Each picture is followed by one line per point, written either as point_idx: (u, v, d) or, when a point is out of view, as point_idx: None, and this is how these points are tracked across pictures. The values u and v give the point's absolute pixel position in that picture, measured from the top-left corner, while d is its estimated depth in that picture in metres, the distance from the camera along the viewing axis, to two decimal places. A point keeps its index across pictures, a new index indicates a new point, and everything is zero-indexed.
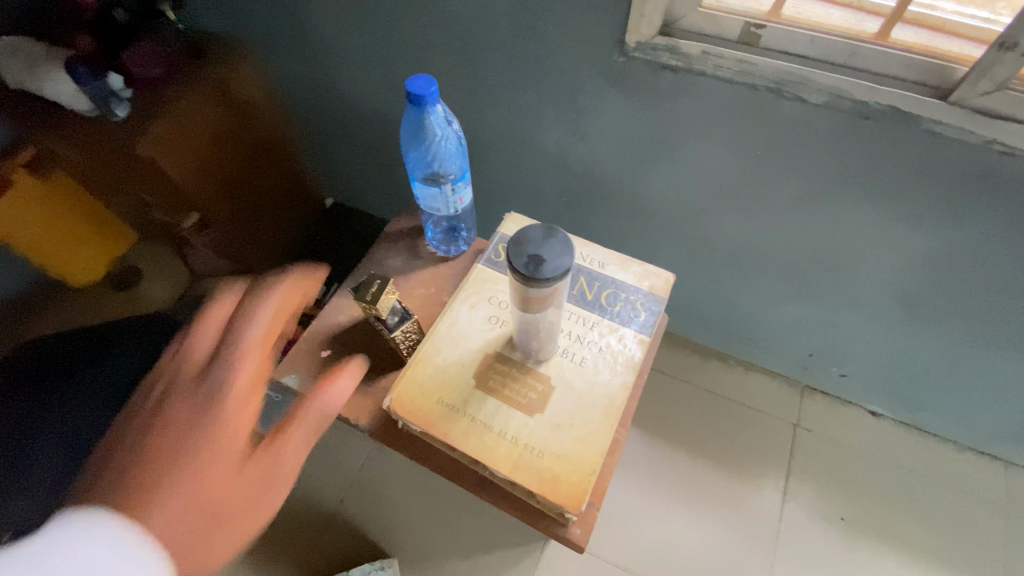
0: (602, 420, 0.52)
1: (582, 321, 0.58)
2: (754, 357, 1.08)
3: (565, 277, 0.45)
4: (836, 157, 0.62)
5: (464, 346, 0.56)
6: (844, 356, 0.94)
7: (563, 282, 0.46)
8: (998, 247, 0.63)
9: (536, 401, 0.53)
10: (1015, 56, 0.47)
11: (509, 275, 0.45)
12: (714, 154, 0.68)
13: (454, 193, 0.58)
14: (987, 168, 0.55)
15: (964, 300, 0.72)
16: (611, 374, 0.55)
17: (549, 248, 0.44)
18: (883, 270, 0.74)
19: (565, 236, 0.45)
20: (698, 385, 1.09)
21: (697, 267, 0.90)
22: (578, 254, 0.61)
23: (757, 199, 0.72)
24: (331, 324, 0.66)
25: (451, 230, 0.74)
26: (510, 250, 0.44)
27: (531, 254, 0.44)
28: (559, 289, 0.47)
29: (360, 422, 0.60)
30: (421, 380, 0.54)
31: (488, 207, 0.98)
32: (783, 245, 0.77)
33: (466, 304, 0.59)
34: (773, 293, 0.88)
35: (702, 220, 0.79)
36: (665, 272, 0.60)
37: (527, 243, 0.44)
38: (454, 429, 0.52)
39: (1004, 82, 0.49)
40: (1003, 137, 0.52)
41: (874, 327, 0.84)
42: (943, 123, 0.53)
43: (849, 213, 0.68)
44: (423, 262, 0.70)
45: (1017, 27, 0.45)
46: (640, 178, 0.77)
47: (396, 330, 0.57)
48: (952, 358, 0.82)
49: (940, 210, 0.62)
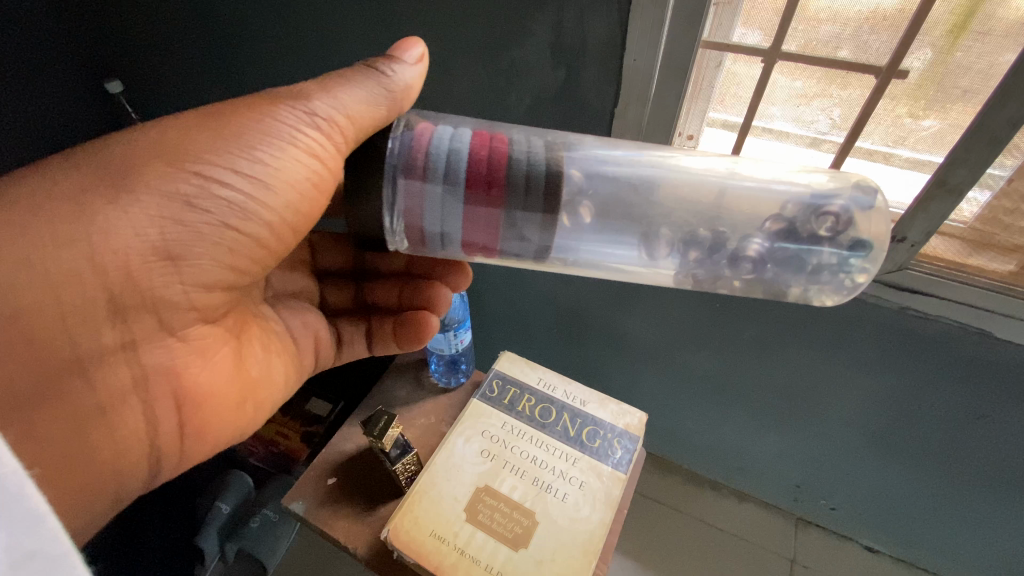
0: (582, 556, 0.57)
1: (566, 456, 0.64)
2: (745, 487, 1.09)
3: (401, 193, 0.44)
4: (784, 313, 0.72)
5: (458, 479, 0.62)
6: (829, 490, 0.97)
7: (418, 192, 0.44)
8: (938, 391, 0.71)
9: (520, 536, 0.58)
10: (905, 246, 0.60)
11: (437, 227, 0.45)
12: (680, 305, 0.79)
13: (457, 336, 0.75)
14: (909, 328, 0.66)
15: (924, 438, 0.78)
16: (591, 509, 0.60)
17: (394, 203, 0.44)
18: (844, 408, 0.81)
19: (389, 173, 0.43)
20: (692, 515, 1.10)
21: (679, 396, 0.97)
22: (562, 393, 0.70)
23: (723, 342, 0.81)
24: (338, 451, 0.71)
25: (453, 363, 0.82)
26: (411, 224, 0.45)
27: (399, 218, 0.45)
28: (421, 192, 0.44)
29: (358, 550, 0.63)
30: (417, 514, 0.59)
31: (485, 339, 1.06)
32: (753, 382, 0.85)
33: (461, 438, 0.66)
34: (750, 425, 0.94)
35: (678, 357, 0.88)
36: (638, 410, 0.69)
37: (402, 215, 0.45)
38: (444, 561, 0.56)
39: (903, 264, 0.61)
40: (913, 305, 0.63)
41: (848, 460, 0.89)
42: (863, 291, 0.65)
43: (805, 359, 0.77)
44: (426, 393, 0.78)
45: (901, 227, 0.58)
46: (621, 319, 0.87)
47: (397, 462, 0.63)
48: (928, 493, 0.86)
49: (879, 359, 0.71)
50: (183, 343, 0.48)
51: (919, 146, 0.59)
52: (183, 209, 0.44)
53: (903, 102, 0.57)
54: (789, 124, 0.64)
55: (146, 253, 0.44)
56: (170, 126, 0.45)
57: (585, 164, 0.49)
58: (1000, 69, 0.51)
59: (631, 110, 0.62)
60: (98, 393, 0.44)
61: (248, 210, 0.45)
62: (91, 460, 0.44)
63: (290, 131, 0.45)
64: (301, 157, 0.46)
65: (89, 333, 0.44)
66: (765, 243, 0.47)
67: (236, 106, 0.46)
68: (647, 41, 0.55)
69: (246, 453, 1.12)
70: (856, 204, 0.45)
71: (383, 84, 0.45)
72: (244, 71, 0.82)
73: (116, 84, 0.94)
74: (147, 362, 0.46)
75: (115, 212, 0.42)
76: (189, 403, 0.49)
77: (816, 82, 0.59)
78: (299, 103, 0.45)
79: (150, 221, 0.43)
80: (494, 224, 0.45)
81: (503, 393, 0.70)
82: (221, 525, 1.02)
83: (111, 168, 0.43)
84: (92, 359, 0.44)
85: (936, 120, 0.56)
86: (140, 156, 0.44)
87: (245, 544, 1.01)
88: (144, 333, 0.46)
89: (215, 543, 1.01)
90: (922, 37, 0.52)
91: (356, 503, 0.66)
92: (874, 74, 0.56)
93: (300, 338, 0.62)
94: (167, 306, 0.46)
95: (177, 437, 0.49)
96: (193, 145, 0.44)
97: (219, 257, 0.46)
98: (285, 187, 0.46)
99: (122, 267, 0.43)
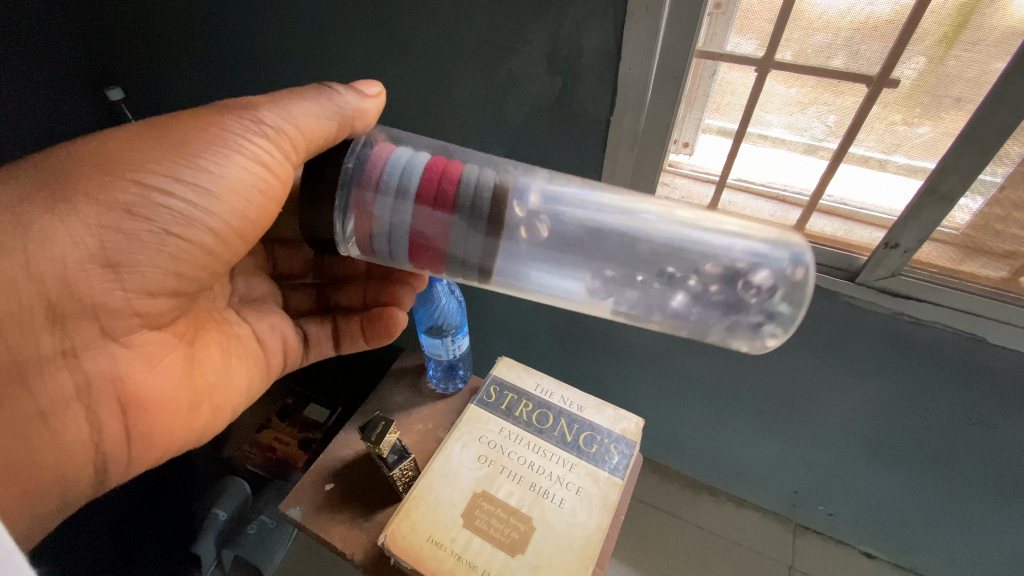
0: (579, 561, 0.57)
1: (563, 461, 0.64)
2: (743, 493, 1.09)
3: (353, 209, 0.47)
4: None
5: (456, 484, 0.62)
6: (826, 496, 0.97)
7: (366, 209, 0.46)
8: (933, 396, 0.71)
9: (518, 541, 0.58)
10: (898, 252, 0.60)
11: (384, 243, 0.48)
12: None
13: (454, 342, 0.75)
14: (904, 333, 0.66)
15: (920, 444, 0.78)
16: (588, 515, 0.60)
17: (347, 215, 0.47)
18: (841, 414, 0.81)
19: (343, 187, 0.46)
20: (690, 521, 1.10)
21: (676, 402, 0.97)
22: (560, 398, 0.70)
23: (719, 348, 0.82)
24: (335, 457, 0.71)
25: (450, 368, 0.82)
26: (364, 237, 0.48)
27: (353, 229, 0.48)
28: (367, 209, 0.46)
29: (356, 556, 0.63)
30: (415, 519, 0.60)
31: (483, 345, 1.06)
32: (750, 388, 0.85)
33: (459, 443, 0.66)
34: (747, 431, 0.94)
35: (675, 362, 0.88)
36: (635, 415, 0.69)
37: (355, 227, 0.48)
38: (441, 567, 0.57)
39: (897, 269, 0.62)
40: (908, 310, 0.64)
41: (845, 465, 0.89)
42: (857, 297, 0.65)
43: (801, 364, 0.77)
44: (423, 399, 0.78)
45: (894, 233, 0.59)
46: (618, 325, 0.87)
47: (394, 468, 0.62)
48: (925, 499, 0.86)
49: (874, 365, 0.72)
50: (129, 349, 0.47)
51: (913, 153, 0.59)
52: (124, 217, 0.44)
53: (896, 110, 0.57)
54: (785, 132, 0.65)
55: (84, 260, 0.43)
56: (114, 137, 0.45)
57: (541, 192, 0.50)
58: (994, 77, 0.50)
59: (627, 118, 0.62)
60: (39, 399, 0.43)
61: (191, 217, 0.45)
62: (34, 468, 0.43)
63: (237, 140, 0.45)
64: (247, 166, 0.46)
65: (29, 340, 0.43)
66: (684, 299, 0.50)
67: (181, 116, 0.46)
68: (642, 50, 0.56)
69: (244, 459, 1.13)
70: (778, 274, 0.48)
71: (335, 103, 0.47)
72: (244, 78, 0.83)
73: (116, 92, 0.95)
74: (88, 367, 0.45)
75: (53, 220, 0.42)
76: (135, 407, 0.47)
77: (809, 91, 0.60)
78: (247, 115, 0.45)
79: (89, 229, 0.43)
80: (437, 237, 0.46)
81: (501, 398, 0.70)
82: (220, 531, 1.01)
83: (49, 178, 0.43)
84: (30, 367, 0.43)
85: (930, 127, 0.56)
86: (80, 166, 0.44)
87: (243, 552, 1.02)
88: (85, 340, 0.45)
89: (212, 549, 0.99)
90: (912, 47, 0.52)
91: (353, 508, 0.66)
92: (866, 83, 0.56)
93: (266, 340, 0.63)
94: (108, 313, 0.45)
95: (123, 440, 0.47)
96: (136, 153, 0.44)
97: (161, 262, 0.46)
98: (230, 195, 0.46)
99: (59, 274, 0.43)
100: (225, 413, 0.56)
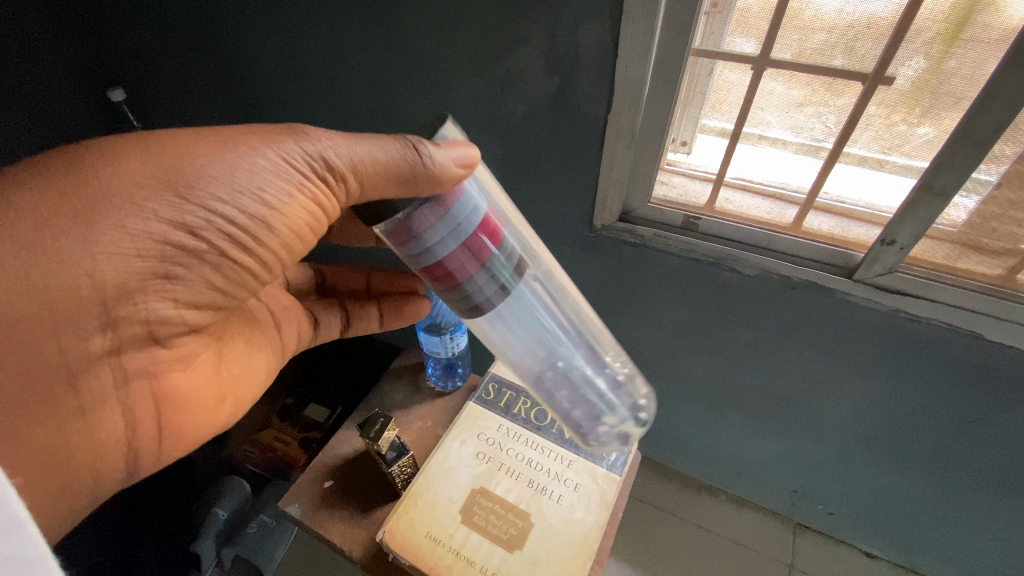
0: (576, 556, 0.57)
1: (561, 458, 0.65)
2: (740, 492, 1.09)
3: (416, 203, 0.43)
4: (776, 316, 0.73)
5: (454, 482, 0.63)
6: (825, 495, 0.97)
7: (427, 213, 0.43)
8: (928, 395, 0.72)
9: (516, 538, 0.58)
10: (895, 249, 0.60)
11: (418, 247, 0.45)
12: (675, 309, 0.81)
13: (453, 340, 0.75)
14: (902, 331, 0.66)
15: (918, 442, 0.78)
16: (587, 512, 0.60)
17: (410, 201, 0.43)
18: (839, 412, 0.81)
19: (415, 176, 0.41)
20: (690, 521, 1.10)
21: (677, 401, 0.97)
22: None
23: (718, 346, 0.82)
24: (334, 453, 0.71)
25: (449, 367, 0.83)
26: (406, 228, 0.45)
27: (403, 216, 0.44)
28: (429, 214, 0.44)
29: (354, 553, 0.63)
30: (413, 516, 0.60)
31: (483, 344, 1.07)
32: (749, 387, 0.86)
33: (458, 440, 0.66)
34: (747, 430, 0.94)
35: (676, 361, 0.89)
36: None
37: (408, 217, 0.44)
38: (440, 562, 0.57)
39: (894, 266, 0.62)
40: (905, 307, 0.64)
41: (844, 464, 0.89)
42: (854, 295, 0.66)
43: (801, 362, 0.77)
44: (423, 397, 0.78)
45: (891, 230, 0.59)
46: (619, 323, 0.88)
47: (394, 464, 0.63)
48: (922, 496, 0.86)
49: (874, 362, 0.72)
50: (168, 351, 0.47)
51: (914, 153, 0.58)
52: (185, 241, 0.42)
53: (894, 109, 0.57)
54: (784, 131, 0.65)
55: (144, 272, 0.41)
56: (173, 151, 0.41)
57: (540, 279, 0.54)
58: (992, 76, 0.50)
59: (624, 117, 0.62)
60: (83, 398, 0.42)
61: (243, 255, 0.45)
62: (70, 463, 0.42)
63: (302, 181, 0.45)
64: (305, 205, 0.46)
65: (77, 341, 0.40)
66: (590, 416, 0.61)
67: (247, 143, 0.43)
68: (639, 50, 0.56)
69: (244, 459, 1.13)
70: (635, 404, 0.63)
71: (410, 155, 0.42)
72: (244, 79, 0.84)
73: (118, 93, 0.96)
74: (129, 367, 0.44)
75: (108, 231, 0.39)
76: (169, 406, 0.48)
77: (807, 89, 0.60)
78: (315, 155, 0.44)
79: (148, 246, 0.40)
80: (464, 272, 0.45)
81: (500, 395, 0.71)
82: (219, 529, 1.00)
83: (93, 191, 0.39)
84: (78, 367, 0.41)
85: (930, 126, 0.55)
86: (136, 180, 0.40)
87: (244, 552, 1.02)
88: (131, 340, 0.43)
89: (212, 548, 0.99)
90: (907, 44, 0.52)
91: (353, 504, 0.66)
92: (861, 80, 0.56)
93: (285, 326, 0.65)
94: (158, 321, 0.44)
95: (156, 437, 0.48)
96: (200, 181, 0.41)
97: (212, 279, 0.45)
98: (285, 233, 0.46)
99: (120, 285, 0.40)
100: (245, 407, 0.58)
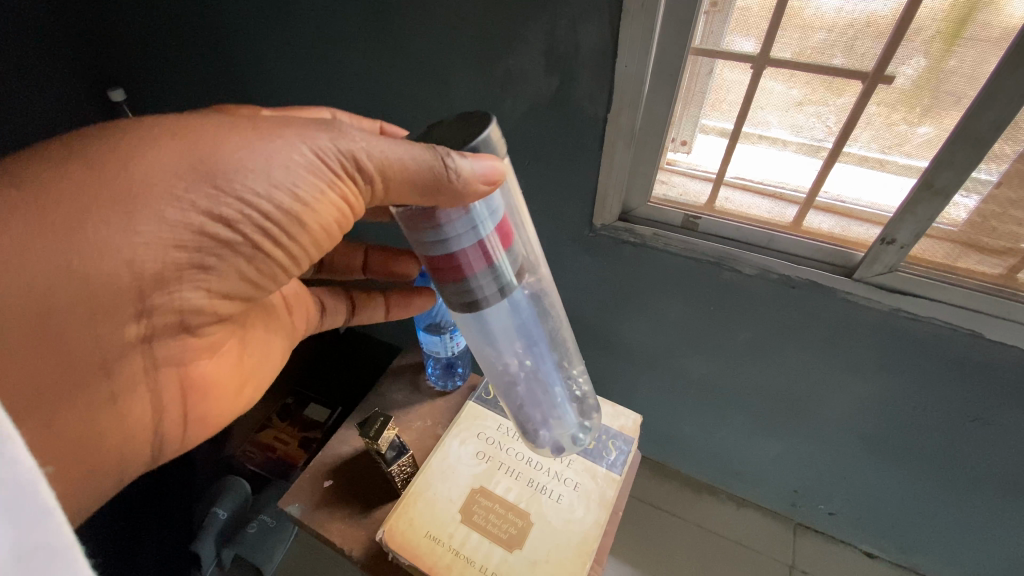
0: (574, 556, 0.57)
1: (560, 458, 0.65)
2: (740, 491, 1.09)
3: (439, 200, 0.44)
4: (776, 315, 0.73)
5: (453, 481, 0.63)
6: (825, 495, 0.97)
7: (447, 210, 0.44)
8: (929, 395, 0.72)
9: (516, 537, 0.58)
10: (895, 248, 0.60)
11: (429, 239, 0.46)
12: (675, 308, 0.80)
13: (452, 339, 0.75)
14: (902, 329, 0.66)
15: (918, 441, 0.78)
16: (586, 511, 0.60)
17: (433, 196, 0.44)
18: (839, 411, 0.81)
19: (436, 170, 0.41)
20: (691, 521, 1.10)
21: (676, 400, 0.97)
22: None
23: (719, 346, 0.82)
24: (333, 453, 0.71)
25: (449, 366, 0.83)
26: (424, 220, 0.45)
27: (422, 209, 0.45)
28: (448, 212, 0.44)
29: (354, 553, 0.63)
30: (412, 516, 0.60)
31: None
32: (749, 386, 0.86)
33: (457, 440, 0.66)
34: (747, 430, 0.94)
35: (676, 361, 0.89)
36: (634, 412, 0.70)
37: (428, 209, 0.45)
38: (439, 562, 0.57)
39: (894, 266, 0.62)
40: (905, 306, 0.64)
41: (844, 464, 0.89)
42: (854, 294, 0.66)
43: (801, 361, 0.77)
44: (422, 396, 0.78)
45: (891, 229, 0.59)
46: (619, 322, 0.88)
47: (393, 464, 0.62)
48: (923, 496, 0.86)
49: (874, 361, 0.72)
50: (197, 338, 0.47)
51: (914, 152, 0.58)
52: (220, 230, 0.41)
53: (894, 108, 0.57)
54: (784, 130, 0.65)
55: (181, 262, 0.40)
56: (208, 139, 0.40)
57: (536, 292, 0.54)
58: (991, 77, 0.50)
59: (624, 116, 0.62)
60: (115, 386, 0.42)
61: (270, 252, 0.45)
62: (98, 447, 0.42)
63: (335, 180, 0.44)
64: (334, 203, 0.45)
65: (112, 328, 0.39)
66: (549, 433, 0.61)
67: (280, 141, 0.42)
68: (639, 50, 0.56)
69: (244, 459, 1.13)
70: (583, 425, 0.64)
71: (439, 167, 0.40)
72: (244, 78, 0.84)
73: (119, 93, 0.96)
74: (159, 353, 0.44)
75: (148, 218, 0.38)
76: (192, 390, 0.48)
77: (807, 88, 0.60)
78: (348, 154, 0.43)
79: (185, 233, 0.39)
80: (468, 269, 0.45)
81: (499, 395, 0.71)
82: (221, 526, 1.02)
83: (131, 177, 0.38)
84: (112, 355, 0.40)
85: (931, 126, 0.55)
86: (174, 167, 0.39)
87: (244, 551, 1.01)
88: (163, 328, 0.43)
89: (213, 547, 1.00)
90: (907, 43, 0.52)
91: (353, 503, 0.66)
92: (861, 79, 0.56)
93: (294, 308, 0.65)
94: (191, 310, 0.43)
95: (179, 422, 0.48)
96: (235, 174, 0.40)
97: (245, 272, 0.45)
98: (313, 230, 0.46)
99: (155, 274, 0.39)
100: (260, 389, 0.58)
